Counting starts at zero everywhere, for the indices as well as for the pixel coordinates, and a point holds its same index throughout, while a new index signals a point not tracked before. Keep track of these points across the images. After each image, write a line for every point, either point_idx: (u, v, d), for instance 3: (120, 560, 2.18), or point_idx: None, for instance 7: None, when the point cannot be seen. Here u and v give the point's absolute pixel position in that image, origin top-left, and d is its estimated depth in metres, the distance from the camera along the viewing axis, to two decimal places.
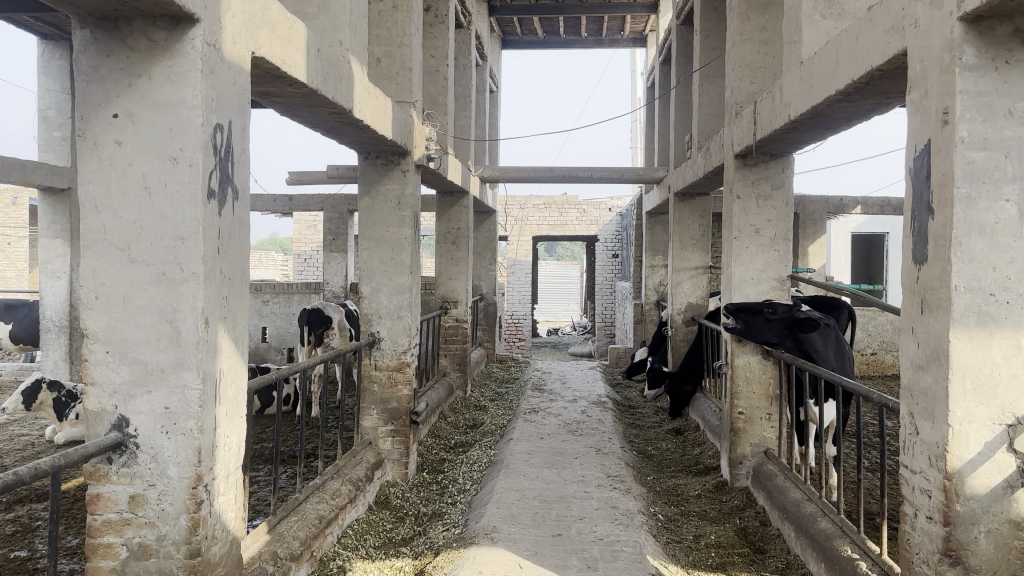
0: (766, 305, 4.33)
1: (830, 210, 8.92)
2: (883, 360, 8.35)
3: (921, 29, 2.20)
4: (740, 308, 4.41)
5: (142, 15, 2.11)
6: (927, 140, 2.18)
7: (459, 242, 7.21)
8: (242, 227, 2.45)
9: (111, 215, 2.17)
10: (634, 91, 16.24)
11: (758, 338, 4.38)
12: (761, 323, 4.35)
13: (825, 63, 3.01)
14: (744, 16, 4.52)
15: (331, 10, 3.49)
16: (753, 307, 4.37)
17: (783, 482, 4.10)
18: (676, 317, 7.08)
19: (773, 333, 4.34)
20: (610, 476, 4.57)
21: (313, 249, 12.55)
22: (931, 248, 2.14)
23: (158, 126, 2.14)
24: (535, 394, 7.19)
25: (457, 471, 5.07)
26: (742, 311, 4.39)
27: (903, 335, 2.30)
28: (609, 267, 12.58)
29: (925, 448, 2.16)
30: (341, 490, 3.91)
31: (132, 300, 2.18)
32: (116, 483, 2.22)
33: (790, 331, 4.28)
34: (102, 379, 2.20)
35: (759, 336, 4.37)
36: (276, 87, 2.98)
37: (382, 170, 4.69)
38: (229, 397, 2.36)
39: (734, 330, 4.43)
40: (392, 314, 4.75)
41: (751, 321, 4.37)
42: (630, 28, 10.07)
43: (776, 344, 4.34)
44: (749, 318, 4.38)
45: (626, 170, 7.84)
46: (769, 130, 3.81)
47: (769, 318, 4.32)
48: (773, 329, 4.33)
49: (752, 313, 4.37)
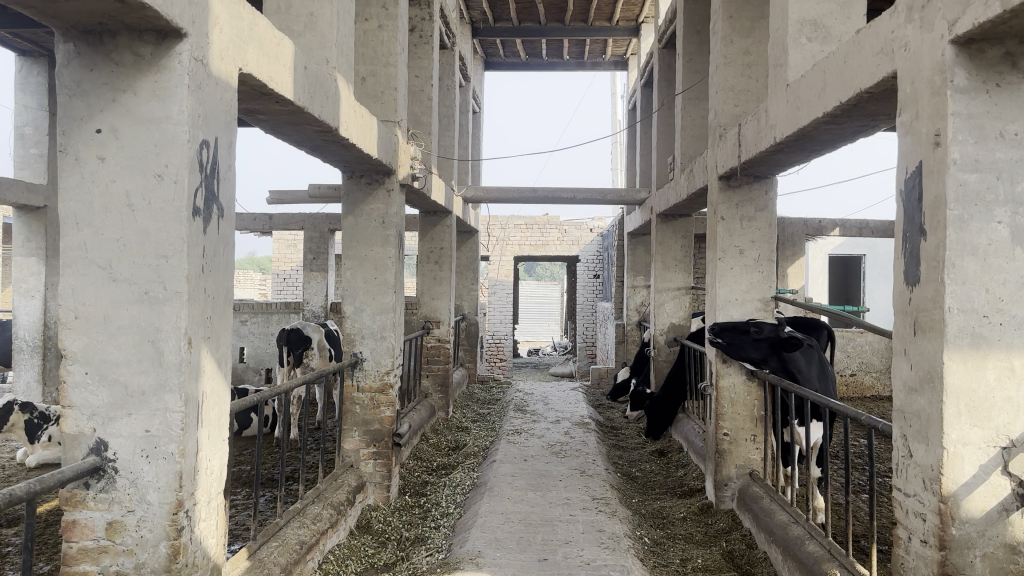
0: (754, 325, 4.29)
1: (809, 232, 8.99)
2: (862, 381, 8.40)
3: (911, 52, 2.20)
4: (726, 328, 4.35)
5: (127, 29, 2.07)
6: (918, 162, 2.18)
7: (442, 261, 7.17)
8: (227, 245, 2.40)
9: (93, 232, 2.12)
10: (615, 114, 16.40)
11: (748, 357, 4.34)
12: (748, 342, 4.31)
13: (812, 85, 3.02)
14: (728, 39, 4.56)
15: (317, 27, 3.46)
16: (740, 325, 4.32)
17: (769, 504, 4.08)
18: (659, 339, 7.06)
19: (759, 353, 4.32)
20: (596, 499, 4.52)
21: (293, 268, 12.46)
22: (924, 268, 2.13)
23: (143, 143, 2.10)
24: (517, 415, 7.13)
25: (440, 494, 5.00)
26: (727, 330, 4.34)
27: (895, 357, 2.29)
28: (589, 288, 12.60)
29: (919, 470, 2.15)
30: (322, 514, 3.83)
31: (113, 320, 2.12)
32: (93, 509, 2.15)
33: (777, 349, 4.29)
34: (80, 402, 2.14)
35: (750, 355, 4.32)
36: (263, 105, 2.94)
37: (366, 189, 4.66)
38: (211, 419, 2.30)
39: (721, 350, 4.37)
40: (375, 334, 4.69)
41: (739, 341, 4.31)
42: (611, 52, 10.15)
43: (762, 362, 4.34)
44: (735, 336, 4.32)
45: (609, 191, 7.86)
46: (755, 151, 3.82)
47: (756, 336, 4.29)
48: (759, 348, 4.31)
49: (737, 332, 4.33)
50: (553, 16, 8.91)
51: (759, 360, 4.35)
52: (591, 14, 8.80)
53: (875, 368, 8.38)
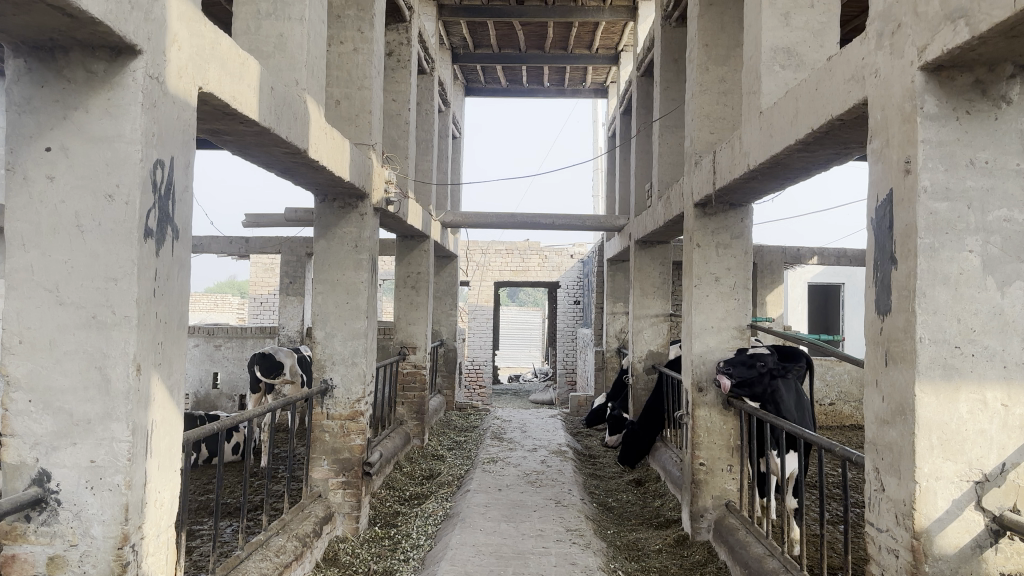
0: (758, 358, 4.21)
1: (787, 259, 9.01)
2: (841, 410, 8.38)
3: (882, 79, 2.18)
4: (734, 363, 4.24)
5: (80, 45, 2.01)
6: (889, 190, 2.15)
7: (419, 285, 7.10)
8: (182, 268, 2.33)
9: (40, 254, 2.04)
10: (596, 140, 16.50)
11: (749, 391, 4.24)
12: (750, 377, 4.22)
13: (784, 112, 3.01)
14: (703, 67, 4.56)
15: (288, 49, 3.42)
16: (746, 359, 4.23)
17: (745, 536, 4.01)
18: (637, 365, 7.01)
19: (756, 387, 4.22)
20: (570, 530, 4.44)
21: (270, 292, 12.35)
22: (895, 298, 2.09)
23: (93, 161, 2.03)
24: (494, 443, 7.04)
25: (411, 525, 4.88)
26: (735, 365, 4.24)
27: (867, 388, 2.25)
28: (569, 314, 12.50)
29: (892, 505, 2.09)
30: (286, 546, 3.72)
31: (59, 345, 2.04)
32: (34, 543, 2.04)
33: (773, 381, 4.22)
34: (23, 430, 2.04)
35: (753, 390, 4.23)
36: (227, 126, 2.88)
37: (339, 213, 4.60)
38: (161, 449, 2.21)
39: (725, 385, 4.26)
40: (346, 360, 4.61)
41: (746, 375, 4.22)
42: (592, 79, 10.19)
43: (757, 396, 4.24)
44: (743, 372, 4.23)
45: (588, 217, 7.83)
46: (729, 179, 3.79)
47: (760, 370, 4.19)
48: (757, 381, 4.22)
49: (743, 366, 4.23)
50: (534, 43, 8.95)
51: (754, 395, 4.26)
52: (571, 42, 8.84)
53: (853, 397, 8.37)
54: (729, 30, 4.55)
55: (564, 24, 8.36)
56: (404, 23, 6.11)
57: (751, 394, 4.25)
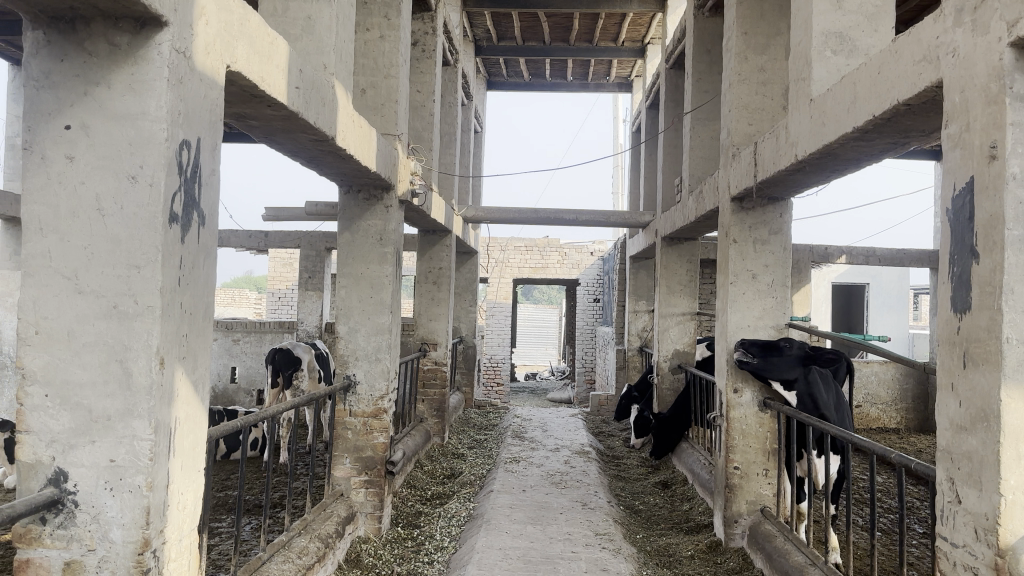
0: (782, 341, 4.16)
1: (814, 258, 8.79)
2: (868, 413, 8.18)
3: (961, 59, 2.02)
4: (756, 344, 4.21)
5: (101, 16, 1.88)
6: (969, 178, 1.99)
7: (440, 281, 6.95)
8: (208, 256, 2.20)
9: (58, 239, 1.91)
10: (617, 136, 16.37)
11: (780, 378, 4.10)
12: (777, 361, 4.10)
13: (839, 98, 2.85)
14: (742, 56, 4.39)
15: (316, 31, 3.29)
16: (770, 343, 4.17)
17: (783, 543, 3.83)
18: (663, 364, 6.80)
19: (789, 373, 4.08)
20: (599, 534, 4.29)
21: (288, 287, 12.28)
22: (976, 295, 1.93)
23: (115, 140, 1.90)
24: (515, 442, 6.90)
25: (434, 526, 4.75)
26: (754, 345, 4.20)
27: (941, 392, 2.09)
28: (590, 312, 12.27)
29: (971, 519, 1.93)
30: (309, 548, 3.59)
31: (78, 336, 1.91)
32: (50, 547, 1.91)
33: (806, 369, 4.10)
34: (39, 426, 1.92)
35: (782, 375, 4.09)
36: (253, 109, 2.74)
37: (364, 204, 4.46)
38: (185, 449, 2.08)
39: (748, 368, 4.17)
40: (370, 356, 4.48)
41: (772, 358, 4.13)
42: (616, 73, 10.02)
43: (791, 383, 4.09)
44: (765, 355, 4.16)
45: (612, 213, 7.65)
46: (773, 171, 3.62)
47: (789, 352, 4.09)
48: (789, 367, 4.08)
49: (769, 349, 4.17)
50: (558, 36, 8.81)
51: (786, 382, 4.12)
52: (596, 34, 8.68)
53: (882, 399, 8.17)
54: (769, 18, 4.37)
55: (590, 15, 8.19)
56: (429, 12, 5.99)
57: (784, 382, 4.10)
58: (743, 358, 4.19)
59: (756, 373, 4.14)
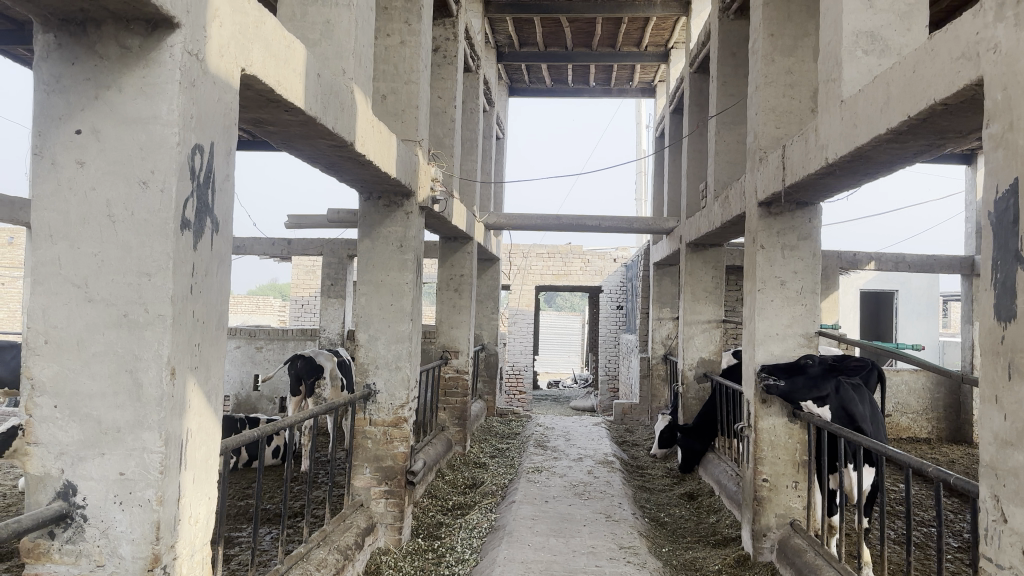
0: (806, 359, 4.05)
1: (842, 265, 8.64)
2: (898, 423, 8.01)
3: (1004, 55, 1.93)
4: (778, 368, 4.09)
5: (112, 18, 1.84)
6: (1013, 180, 1.88)
7: (461, 288, 6.89)
8: (222, 264, 2.15)
9: (68, 246, 1.87)
10: (640, 143, 16.29)
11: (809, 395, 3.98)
12: (806, 379, 3.98)
13: (871, 99, 2.75)
14: (769, 58, 4.30)
15: (335, 35, 3.23)
16: (794, 364, 4.05)
17: (814, 558, 3.70)
18: (688, 373, 6.68)
19: (821, 389, 3.98)
20: (623, 548, 4.18)
21: (311, 295, 12.29)
22: (1022, 301, 1.83)
23: (126, 144, 1.85)
24: (537, 451, 6.82)
25: (454, 537, 4.67)
26: (777, 369, 4.09)
27: (985, 404, 1.99)
28: (613, 320, 12.18)
29: (1018, 539, 1.82)
30: (328, 560, 3.53)
31: (88, 345, 1.86)
32: (58, 563, 1.86)
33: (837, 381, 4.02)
34: (47, 438, 1.87)
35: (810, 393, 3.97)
36: (269, 114, 2.70)
37: (384, 211, 4.41)
38: (197, 461, 2.03)
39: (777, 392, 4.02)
40: (390, 364, 4.42)
41: (797, 380, 4.01)
42: (639, 78, 9.95)
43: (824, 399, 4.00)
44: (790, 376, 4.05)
45: (635, 220, 7.55)
46: (802, 175, 3.52)
47: (815, 369, 3.98)
48: (820, 383, 3.97)
49: (794, 370, 4.04)
50: (581, 41, 8.76)
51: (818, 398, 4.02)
52: (619, 39, 8.61)
53: (912, 409, 7.99)
54: (797, 19, 4.28)
55: (613, 20, 8.14)
56: (451, 18, 5.96)
57: (817, 398, 4.00)
58: (770, 384, 4.04)
59: (785, 397, 4.01)
